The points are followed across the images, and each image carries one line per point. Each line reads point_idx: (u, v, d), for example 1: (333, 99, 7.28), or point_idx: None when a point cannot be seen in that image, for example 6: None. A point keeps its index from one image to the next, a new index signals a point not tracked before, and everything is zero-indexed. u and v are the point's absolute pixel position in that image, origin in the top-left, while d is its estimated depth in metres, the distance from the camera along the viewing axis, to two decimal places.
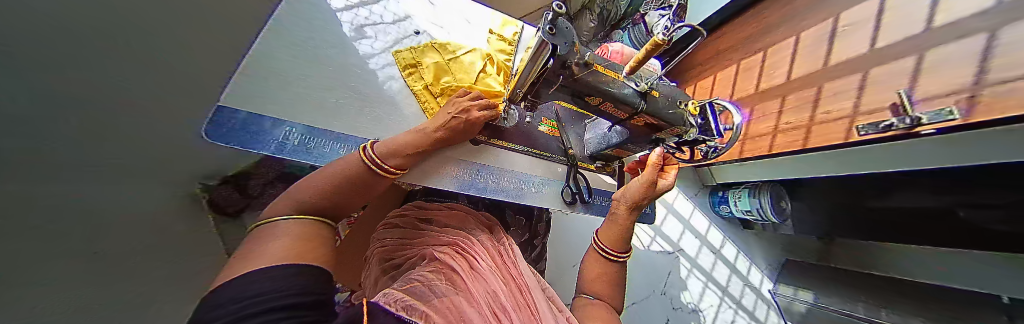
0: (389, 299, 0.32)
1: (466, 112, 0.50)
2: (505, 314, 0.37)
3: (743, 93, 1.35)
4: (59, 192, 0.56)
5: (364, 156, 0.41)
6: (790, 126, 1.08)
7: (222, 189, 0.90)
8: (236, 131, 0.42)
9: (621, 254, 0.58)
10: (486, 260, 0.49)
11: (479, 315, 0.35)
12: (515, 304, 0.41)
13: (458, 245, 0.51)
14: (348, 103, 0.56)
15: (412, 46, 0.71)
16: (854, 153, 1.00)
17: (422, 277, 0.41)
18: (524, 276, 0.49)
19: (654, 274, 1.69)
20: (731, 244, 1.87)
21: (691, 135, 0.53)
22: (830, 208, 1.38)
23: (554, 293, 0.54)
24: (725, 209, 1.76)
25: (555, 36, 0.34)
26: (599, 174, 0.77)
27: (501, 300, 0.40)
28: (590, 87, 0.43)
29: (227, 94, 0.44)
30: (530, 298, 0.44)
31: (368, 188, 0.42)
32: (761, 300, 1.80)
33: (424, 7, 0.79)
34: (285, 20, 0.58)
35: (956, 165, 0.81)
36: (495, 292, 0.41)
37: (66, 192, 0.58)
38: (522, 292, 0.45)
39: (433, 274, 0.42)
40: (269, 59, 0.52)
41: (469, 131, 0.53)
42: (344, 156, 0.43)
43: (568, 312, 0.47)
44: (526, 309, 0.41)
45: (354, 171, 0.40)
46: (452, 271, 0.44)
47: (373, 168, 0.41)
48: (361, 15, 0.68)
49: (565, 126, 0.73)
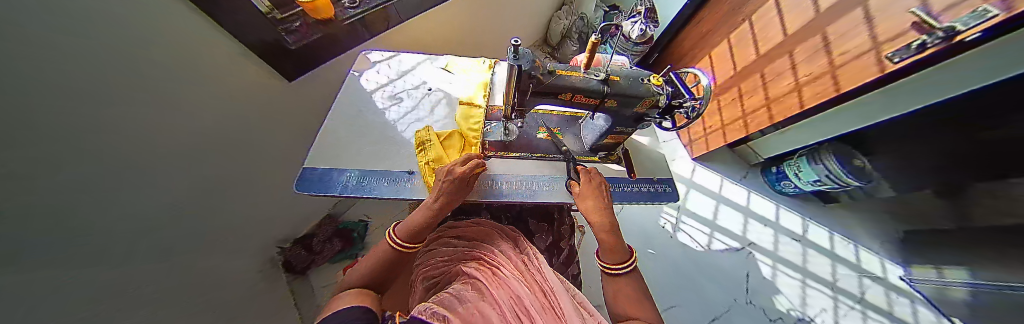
0: (423, 310, 0.37)
1: (451, 173, 0.55)
2: (527, 315, 0.41)
3: (746, 62, 1.30)
4: (195, 269, 0.72)
5: (390, 240, 0.49)
6: (809, 78, 1.04)
7: (293, 251, 1.10)
8: (314, 182, 0.61)
9: (615, 266, 0.47)
10: (508, 267, 0.53)
11: (501, 317, 0.39)
12: (539, 307, 0.44)
13: (484, 259, 0.56)
14: (380, 151, 0.71)
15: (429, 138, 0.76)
16: (908, 90, 0.89)
17: (452, 290, 0.47)
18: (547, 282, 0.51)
19: (726, 275, 1.42)
20: (815, 225, 1.59)
21: (664, 102, 0.54)
22: (928, 156, 1.09)
23: (582, 298, 0.54)
24: (787, 185, 1.56)
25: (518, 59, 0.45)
26: (606, 164, 0.77)
27: (524, 303, 0.44)
28: (557, 87, 0.51)
29: (310, 157, 0.65)
30: (554, 298, 0.47)
31: (397, 261, 0.49)
32: (891, 290, 1.39)
33: (430, 71, 0.95)
34: (343, 105, 0.79)
35: (1001, 79, 0.69)
36: (518, 297, 0.45)
37: (201, 269, 0.74)
38: (547, 296, 0.47)
39: (461, 288, 0.48)
40: (332, 128, 0.73)
41: (463, 189, 0.56)
42: (374, 248, 0.50)
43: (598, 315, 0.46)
44: (550, 311, 0.43)
45: (384, 254, 0.48)
46: (478, 281, 0.50)
47: (395, 245, 0.48)
48: (389, 90, 0.86)
49: (560, 130, 0.79)
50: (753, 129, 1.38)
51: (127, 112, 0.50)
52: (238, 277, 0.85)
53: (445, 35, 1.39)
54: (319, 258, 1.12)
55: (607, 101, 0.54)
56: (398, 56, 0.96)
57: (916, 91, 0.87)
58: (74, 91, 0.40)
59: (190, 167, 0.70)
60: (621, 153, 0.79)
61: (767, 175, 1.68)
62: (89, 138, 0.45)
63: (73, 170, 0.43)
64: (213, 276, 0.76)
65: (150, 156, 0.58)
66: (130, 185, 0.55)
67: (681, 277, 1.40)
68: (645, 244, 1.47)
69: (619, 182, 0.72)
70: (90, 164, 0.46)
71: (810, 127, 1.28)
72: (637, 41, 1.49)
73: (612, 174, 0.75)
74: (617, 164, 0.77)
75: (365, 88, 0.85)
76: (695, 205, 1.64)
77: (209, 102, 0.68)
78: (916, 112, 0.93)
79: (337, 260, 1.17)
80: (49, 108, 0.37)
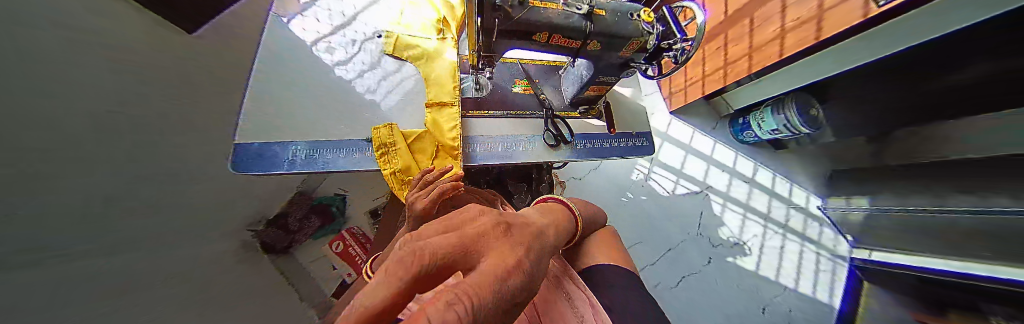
0: None
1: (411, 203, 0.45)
2: None
3: (739, 3, 1.21)
4: (187, 244, 0.69)
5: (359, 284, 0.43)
6: (796, 22, 1.00)
7: (268, 231, 1.02)
8: (254, 159, 0.53)
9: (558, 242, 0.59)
10: None
11: None
12: None
13: None
14: (332, 117, 0.61)
15: (388, 95, 0.66)
16: (863, 46, 0.91)
17: None
18: None
19: (685, 216, 1.63)
20: (763, 169, 1.81)
21: (652, 44, 0.48)
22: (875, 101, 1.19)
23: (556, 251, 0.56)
24: (749, 134, 1.69)
25: None
26: (586, 120, 0.74)
27: None
28: (530, 25, 0.42)
29: (240, 130, 0.55)
30: None
31: None
32: (808, 218, 1.69)
33: (374, 8, 0.76)
34: (270, 59, 0.63)
35: (957, 29, 0.71)
36: None
37: (192, 245, 0.71)
38: None
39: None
40: (261, 89, 0.60)
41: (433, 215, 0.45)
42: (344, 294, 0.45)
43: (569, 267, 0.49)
44: None
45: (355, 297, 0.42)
46: None
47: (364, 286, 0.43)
48: (327, 36, 0.69)
49: (538, 83, 0.72)
50: (730, 79, 1.38)
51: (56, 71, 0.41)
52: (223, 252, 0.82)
53: None
54: (299, 236, 1.10)
55: (589, 44, 0.47)
56: None
57: (872, 44, 0.89)
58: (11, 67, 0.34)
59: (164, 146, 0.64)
60: (602, 106, 0.75)
61: (733, 126, 1.78)
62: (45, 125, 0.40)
63: (39, 155, 0.38)
64: (205, 250, 0.76)
65: (111, 141, 0.52)
66: (95, 162, 0.49)
67: (648, 219, 1.58)
68: (619, 193, 1.59)
69: (594, 138, 0.70)
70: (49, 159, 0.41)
71: (785, 75, 1.27)
72: None
73: (590, 130, 0.72)
74: (597, 119, 0.74)
75: (299, 36, 0.68)
76: (666, 156, 1.74)
77: (127, 61, 0.56)
78: (867, 64, 0.98)
79: (320, 236, 1.15)
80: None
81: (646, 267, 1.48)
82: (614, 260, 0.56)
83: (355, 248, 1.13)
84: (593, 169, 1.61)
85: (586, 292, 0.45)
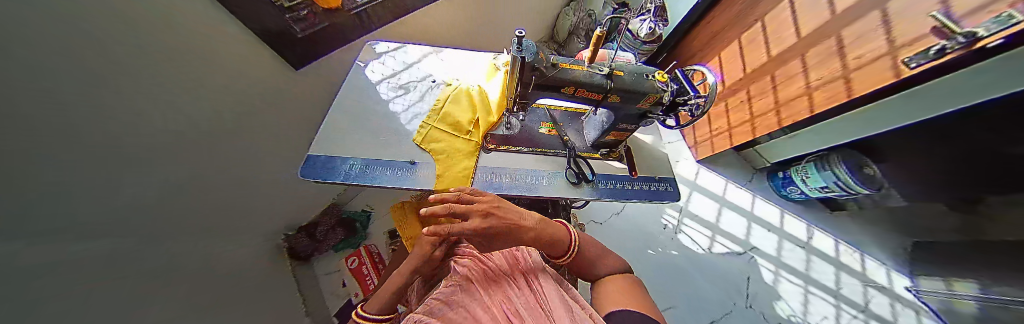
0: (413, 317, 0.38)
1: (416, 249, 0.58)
2: (517, 318, 0.41)
3: (757, 63, 1.27)
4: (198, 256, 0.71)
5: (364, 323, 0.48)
6: (822, 81, 1.01)
7: (298, 237, 1.12)
8: (319, 168, 0.63)
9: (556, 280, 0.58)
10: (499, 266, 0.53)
11: (491, 319, 0.40)
12: (527, 306, 0.43)
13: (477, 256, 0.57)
14: (380, 139, 0.71)
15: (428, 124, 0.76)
16: (914, 96, 0.84)
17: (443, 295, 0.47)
18: (538, 279, 0.51)
19: (727, 279, 1.41)
20: (821, 232, 1.57)
21: (667, 99, 0.53)
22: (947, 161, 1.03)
23: (577, 295, 0.52)
24: (793, 190, 1.54)
25: (521, 50, 0.45)
26: (606, 161, 0.76)
27: (513, 304, 0.43)
28: (560, 80, 0.50)
29: (315, 145, 0.66)
30: (543, 296, 0.46)
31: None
32: (897, 301, 1.36)
33: (432, 63, 0.95)
34: (347, 95, 0.80)
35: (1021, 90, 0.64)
36: (507, 298, 0.45)
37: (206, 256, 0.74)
38: (535, 293, 0.47)
39: (447, 289, 0.46)
40: (336, 119, 0.74)
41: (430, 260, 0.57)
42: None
43: (590, 310, 0.44)
44: (538, 309, 0.43)
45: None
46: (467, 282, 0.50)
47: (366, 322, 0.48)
48: (392, 81, 0.86)
49: (561, 125, 0.79)
50: (760, 132, 1.36)
51: (140, 91, 0.50)
52: (236, 266, 0.85)
53: (448, 29, 1.39)
54: (322, 246, 1.16)
55: (609, 97, 0.54)
56: (404, 47, 0.96)
57: (925, 96, 0.83)
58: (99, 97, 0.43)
59: (210, 160, 0.74)
60: (623, 150, 0.79)
61: (774, 180, 1.65)
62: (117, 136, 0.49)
63: (88, 157, 0.44)
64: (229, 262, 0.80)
65: (172, 150, 0.62)
66: (138, 170, 0.55)
67: (682, 278, 1.39)
68: (645, 245, 1.46)
69: (613, 178, 0.72)
70: (108, 162, 0.49)
71: (819, 130, 1.24)
72: (645, 39, 1.47)
73: (611, 171, 0.74)
74: (618, 161, 0.77)
75: (370, 79, 0.85)
76: (698, 206, 1.63)
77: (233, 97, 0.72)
78: (928, 119, 0.89)
79: (340, 249, 1.20)
80: (69, 113, 0.39)
81: None
82: (637, 307, 0.47)
83: (367, 268, 1.14)
84: (618, 213, 1.53)
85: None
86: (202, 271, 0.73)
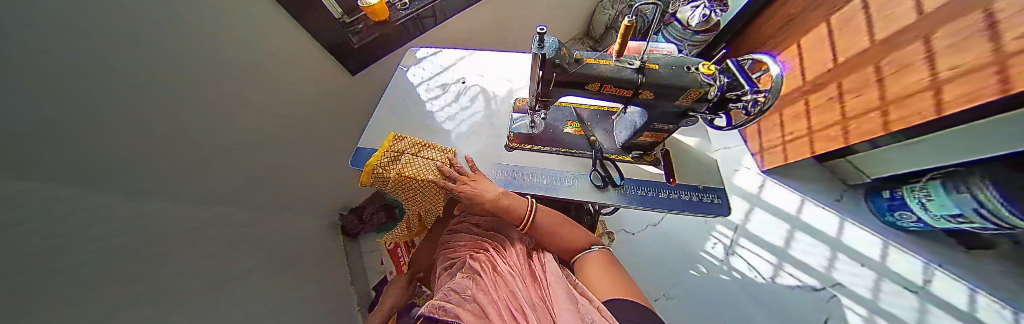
0: (430, 308, 0.43)
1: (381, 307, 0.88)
2: (522, 313, 0.41)
3: (856, 50, 1.01)
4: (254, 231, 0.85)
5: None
6: (960, 70, 0.73)
7: (350, 217, 1.29)
8: (364, 159, 0.71)
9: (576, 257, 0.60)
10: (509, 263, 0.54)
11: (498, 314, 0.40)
12: (532, 303, 0.43)
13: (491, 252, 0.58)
14: (416, 135, 0.78)
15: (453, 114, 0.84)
16: None
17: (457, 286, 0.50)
18: (548, 277, 0.50)
19: (795, 317, 1.14)
20: (948, 275, 1.17)
21: (714, 94, 0.46)
22: None
23: (584, 287, 0.49)
24: (905, 215, 1.18)
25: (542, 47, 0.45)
26: (638, 165, 0.70)
27: (519, 300, 0.44)
28: (584, 77, 0.48)
29: (363, 140, 0.76)
30: (550, 293, 0.45)
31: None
32: None
33: (466, 65, 1.00)
34: (390, 96, 0.89)
35: None
36: (515, 294, 0.45)
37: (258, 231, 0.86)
38: (542, 291, 0.46)
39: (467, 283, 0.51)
40: (380, 118, 0.82)
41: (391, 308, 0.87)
42: None
43: (598, 303, 0.41)
44: (543, 306, 0.42)
45: None
46: (480, 275, 0.53)
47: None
48: (429, 83, 0.94)
49: (589, 125, 0.75)
50: (857, 138, 1.08)
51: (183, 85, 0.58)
52: (289, 241, 1.00)
53: (484, 31, 1.44)
54: (367, 227, 1.30)
55: (641, 93, 0.49)
56: (440, 52, 1.03)
57: None
58: (156, 103, 0.53)
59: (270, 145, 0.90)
60: (660, 154, 0.71)
61: (876, 201, 1.29)
62: (177, 135, 0.61)
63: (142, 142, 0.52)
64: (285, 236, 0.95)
65: (239, 140, 0.77)
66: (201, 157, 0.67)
67: (729, 306, 1.18)
68: (686, 263, 1.29)
69: (644, 184, 0.65)
70: (178, 149, 0.60)
71: (955, 135, 0.90)
72: (697, 29, 1.31)
73: (643, 176, 0.68)
74: (653, 166, 0.69)
75: (410, 81, 0.94)
76: (757, 225, 1.37)
77: None
78: None
79: (381, 231, 1.34)
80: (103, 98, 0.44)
81: None
82: (631, 295, 0.46)
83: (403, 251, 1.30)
84: (654, 225, 1.39)
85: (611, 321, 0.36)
86: (263, 243, 0.87)
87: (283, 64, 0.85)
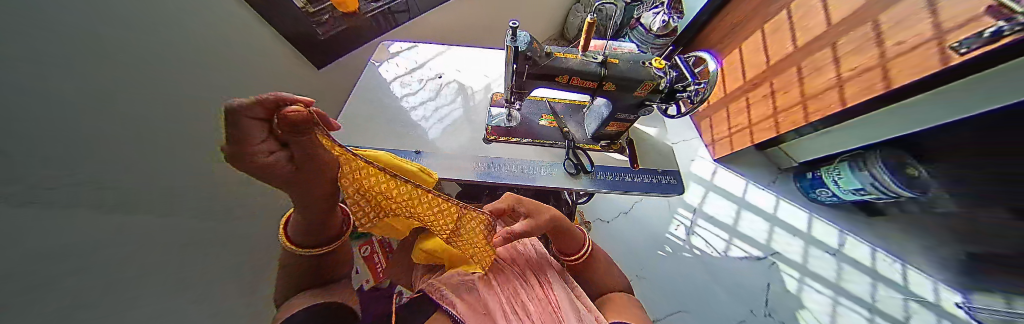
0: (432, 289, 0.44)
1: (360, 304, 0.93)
2: (527, 314, 0.42)
3: (782, 54, 1.20)
4: None
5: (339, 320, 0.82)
6: (857, 71, 0.92)
7: None
8: None
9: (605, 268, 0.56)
10: (509, 261, 0.54)
11: (504, 314, 0.42)
12: (536, 303, 0.44)
13: None
14: (392, 131, 0.76)
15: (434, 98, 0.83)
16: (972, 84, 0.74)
17: (458, 275, 0.51)
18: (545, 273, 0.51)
19: (742, 283, 1.33)
20: (852, 239, 1.44)
21: (664, 86, 0.52)
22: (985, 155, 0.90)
23: (580, 290, 0.50)
24: (823, 192, 1.43)
25: (515, 39, 0.47)
26: (606, 153, 0.76)
27: (523, 301, 0.45)
28: (554, 69, 0.52)
29: (332, 136, 0.72)
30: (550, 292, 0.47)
31: None
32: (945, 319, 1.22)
33: (440, 60, 0.99)
34: (361, 90, 0.85)
35: None
36: (518, 292, 0.47)
37: None
38: (542, 288, 0.48)
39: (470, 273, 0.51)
40: (350, 115, 0.79)
41: None
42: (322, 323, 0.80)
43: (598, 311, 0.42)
44: (547, 305, 0.44)
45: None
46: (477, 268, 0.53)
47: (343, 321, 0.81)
48: (404, 78, 0.91)
49: (562, 118, 0.79)
50: (785, 128, 1.27)
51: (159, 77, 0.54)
52: None
53: (459, 29, 1.43)
54: None
55: (604, 85, 0.54)
56: (415, 47, 1.00)
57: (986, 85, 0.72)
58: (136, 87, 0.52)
59: None
60: (625, 142, 0.78)
61: (802, 181, 1.53)
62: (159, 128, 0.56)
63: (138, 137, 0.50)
64: None
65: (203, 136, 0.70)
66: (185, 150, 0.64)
67: (693, 281, 1.33)
68: (654, 245, 1.42)
69: (614, 170, 0.71)
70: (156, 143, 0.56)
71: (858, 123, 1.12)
72: (658, 33, 1.43)
73: (612, 163, 0.74)
74: (619, 153, 0.76)
75: (383, 77, 0.90)
76: (713, 207, 1.55)
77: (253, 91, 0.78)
78: (980, 113, 0.80)
79: None
80: (105, 92, 0.43)
81: None
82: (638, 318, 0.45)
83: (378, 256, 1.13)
84: (624, 213, 1.50)
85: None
86: None
87: (243, 55, 0.79)
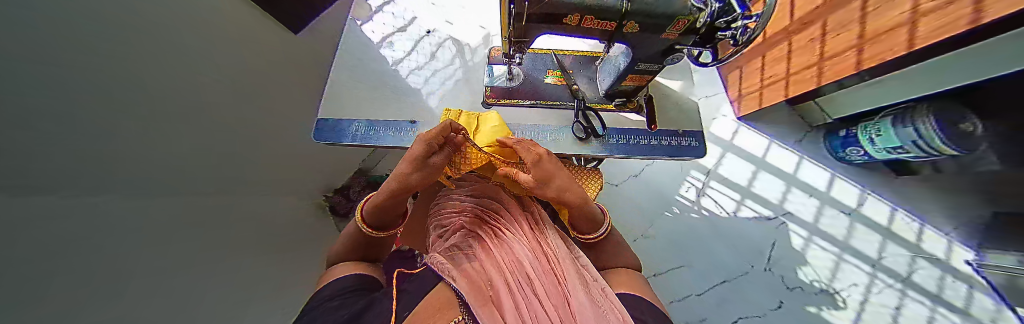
0: (433, 260, 0.37)
1: None
2: (534, 281, 0.34)
3: None
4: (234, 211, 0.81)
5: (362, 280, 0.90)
6: (940, 2, 0.72)
7: (336, 197, 1.19)
8: (329, 131, 0.64)
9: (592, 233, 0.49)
10: (512, 229, 0.46)
11: (508, 282, 0.34)
12: (541, 270, 0.37)
13: (489, 217, 0.50)
14: (385, 98, 0.70)
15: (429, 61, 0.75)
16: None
17: (460, 246, 0.44)
18: (553, 244, 0.44)
19: (747, 242, 1.35)
20: (874, 198, 1.38)
21: (701, 23, 0.42)
22: None
23: (586, 258, 0.43)
24: (855, 151, 1.31)
25: None
26: (621, 113, 0.69)
27: (525, 266, 0.37)
28: (561, 9, 0.42)
29: (323, 109, 0.67)
30: (557, 262, 0.40)
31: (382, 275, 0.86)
32: (948, 273, 1.23)
33: (429, 15, 0.89)
34: (345, 53, 0.76)
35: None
36: (520, 259, 0.39)
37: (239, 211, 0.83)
38: (549, 258, 0.40)
39: (473, 243, 0.44)
40: (337, 84, 0.72)
41: None
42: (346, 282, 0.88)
43: (603, 282, 0.36)
44: (553, 275, 0.36)
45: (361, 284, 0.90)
46: (479, 238, 0.45)
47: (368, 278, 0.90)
48: (391, 38, 0.82)
49: (571, 73, 0.70)
50: (829, 79, 1.11)
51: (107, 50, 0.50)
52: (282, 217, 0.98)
53: None
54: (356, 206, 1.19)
55: (625, 26, 0.45)
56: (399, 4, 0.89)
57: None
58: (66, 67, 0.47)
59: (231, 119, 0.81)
60: (643, 100, 0.70)
61: (831, 140, 1.41)
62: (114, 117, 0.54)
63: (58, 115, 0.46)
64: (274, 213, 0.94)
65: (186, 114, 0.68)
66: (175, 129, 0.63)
67: (697, 241, 1.35)
68: (663, 207, 1.42)
69: (629, 132, 0.65)
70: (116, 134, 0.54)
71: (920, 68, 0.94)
72: None
73: (627, 124, 0.68)
74: (636, 113, 0.69)
75: (370, 38, 0.81)
76: (728, 169, 1.48)
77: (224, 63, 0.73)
78: None
79: None
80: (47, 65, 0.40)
81: (683, 300, 1.24)
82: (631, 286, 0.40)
83: None
84: (634, 176, 1.46)
85: (616, 302, 0.32)
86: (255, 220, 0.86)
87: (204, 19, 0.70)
